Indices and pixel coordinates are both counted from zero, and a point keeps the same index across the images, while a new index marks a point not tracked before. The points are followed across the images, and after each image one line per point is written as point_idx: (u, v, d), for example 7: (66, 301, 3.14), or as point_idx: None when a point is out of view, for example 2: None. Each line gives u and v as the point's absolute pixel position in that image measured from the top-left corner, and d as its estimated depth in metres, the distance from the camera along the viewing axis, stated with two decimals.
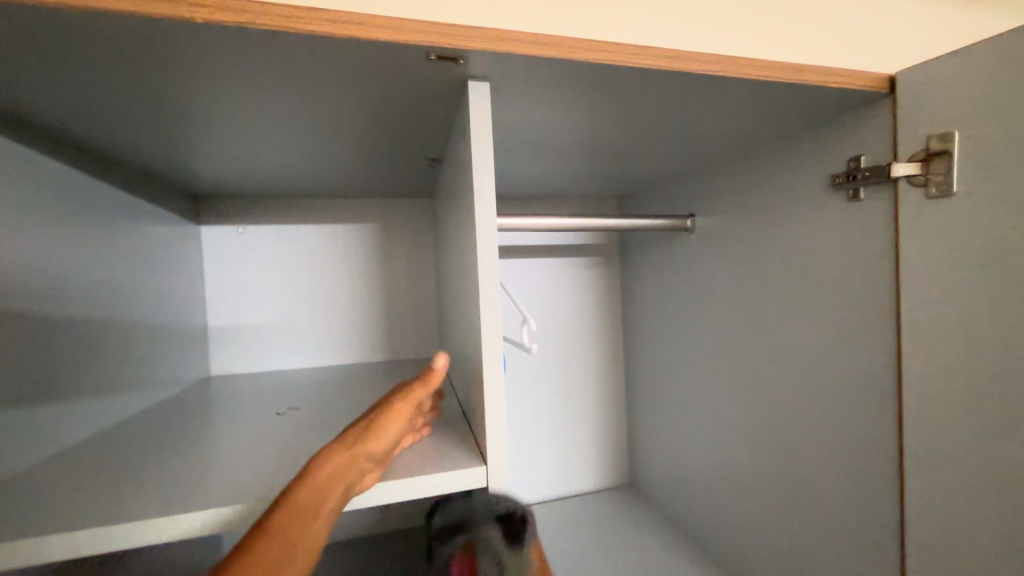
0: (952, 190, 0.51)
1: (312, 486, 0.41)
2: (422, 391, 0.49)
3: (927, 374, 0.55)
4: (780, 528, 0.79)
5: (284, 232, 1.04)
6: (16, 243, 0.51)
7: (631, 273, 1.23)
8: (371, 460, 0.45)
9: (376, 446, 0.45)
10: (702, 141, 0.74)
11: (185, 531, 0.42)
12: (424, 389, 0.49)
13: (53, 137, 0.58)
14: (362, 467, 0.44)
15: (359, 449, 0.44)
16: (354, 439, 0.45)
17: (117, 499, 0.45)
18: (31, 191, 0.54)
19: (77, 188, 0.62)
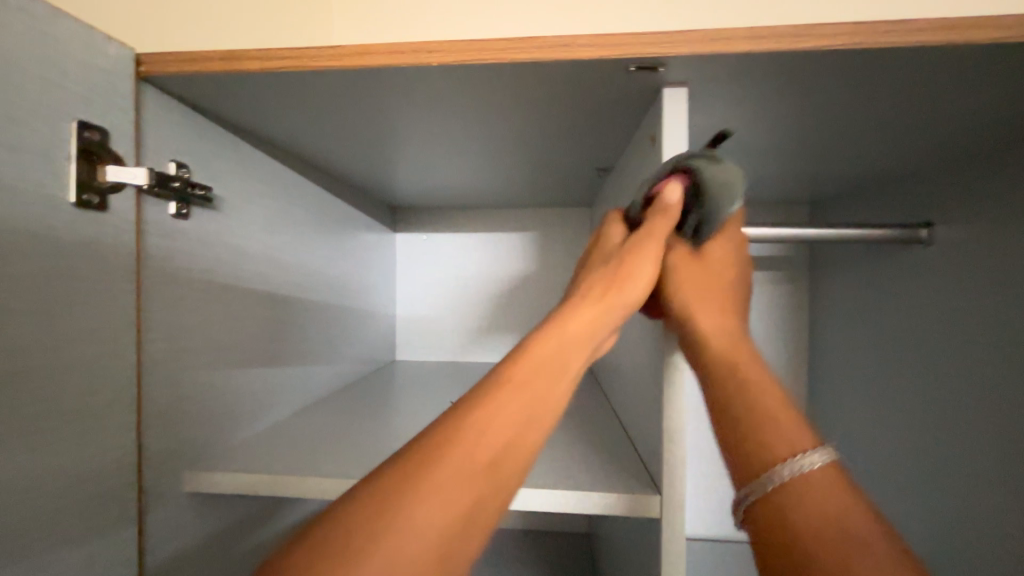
0: None
1: (532, 346, 0.39)
2: (661, 226, 0.43)
3: None
4: None
5: (457, 240, 1.17)
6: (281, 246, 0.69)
7: (823, 294, 1.03)
8: (602, 330, 0.41)
9: (587, 335, 0.40)
10: (958, 130, 0.57)
11: None
12: (665, 222, 0.43)
13: (314, 167, 0.76)
14: (583, 334, 0.40)
15: (585, 314, 0.41)
16: (582, 306, 0.42)
17: (342, 457, 0.56)
18: (292, 208, 0.72)
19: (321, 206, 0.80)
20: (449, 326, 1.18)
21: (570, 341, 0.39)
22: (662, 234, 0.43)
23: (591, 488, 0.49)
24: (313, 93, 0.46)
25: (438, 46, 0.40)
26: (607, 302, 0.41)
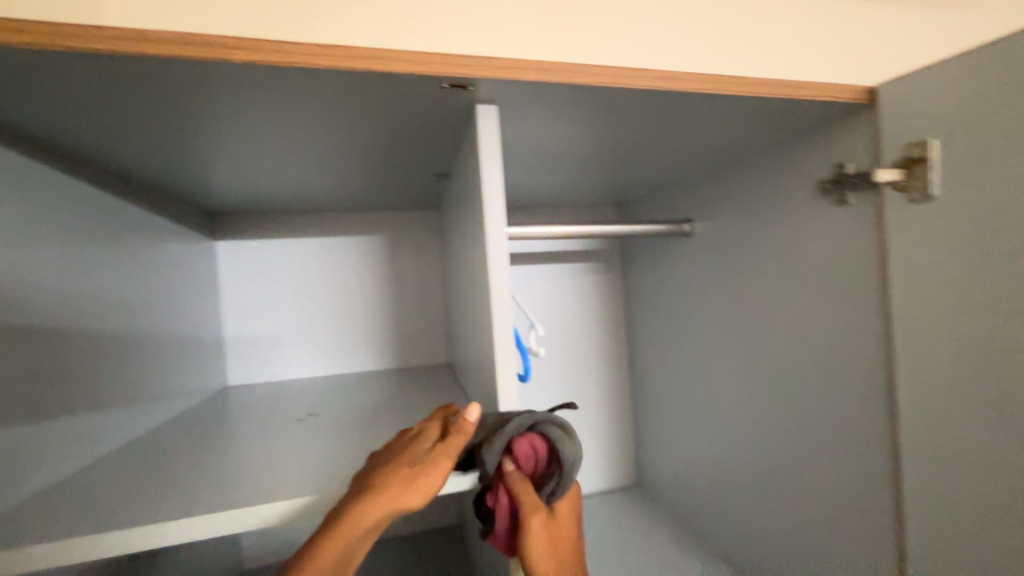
0: (933, 194, 0.54)
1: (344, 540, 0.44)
2: (460, 442, 0.49)
3: (915, 368, 0.58)
4: (784, 520, 0.81)
5: (296, 246, 1.08)
6: (47, 260, 0.56)
7: (632, 279, 1.26)
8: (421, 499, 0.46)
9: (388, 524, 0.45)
10: (696, 151, 0.78)
11: (227, 527, 0.46)
12: (461, 440, 0.49)
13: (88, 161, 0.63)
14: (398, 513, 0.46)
15: (400, 502, 0.45)
16: (396, 486, 0.46)
17: (159, 502, 0.49)
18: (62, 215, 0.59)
19: (106, 212, 0.67)
20: (295, 339, 1.08)
21: (383, 518, 0.45)
22: (462, 443, 0.49)
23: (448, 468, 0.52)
24: (75, 78, 0.39)
25: (239, 42, 0.38)
26: (417, 479, 0.46)
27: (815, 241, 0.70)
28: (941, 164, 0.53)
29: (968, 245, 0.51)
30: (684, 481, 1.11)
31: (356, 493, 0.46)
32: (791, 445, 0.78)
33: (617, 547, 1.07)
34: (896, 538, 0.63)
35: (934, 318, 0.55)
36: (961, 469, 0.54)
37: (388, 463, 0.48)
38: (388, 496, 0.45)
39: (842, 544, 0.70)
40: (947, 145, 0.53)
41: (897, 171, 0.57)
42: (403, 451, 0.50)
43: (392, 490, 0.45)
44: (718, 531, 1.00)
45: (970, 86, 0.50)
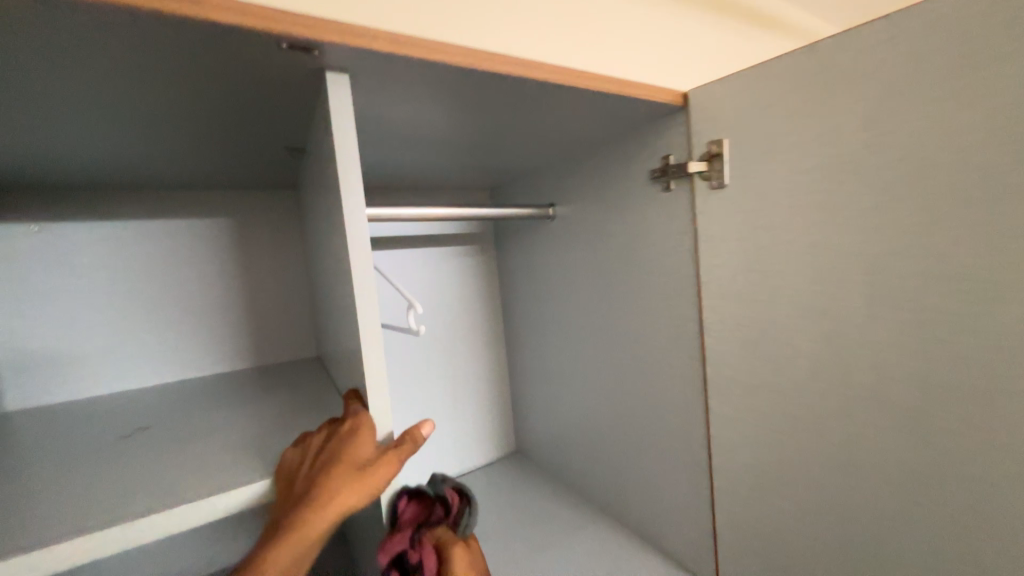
0: (725, 181, 0.68)
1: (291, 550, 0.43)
2: (411, 446, 0.50)
3: (718, 321, 0.74)
4: (634, 458, 0.96)
5: (103, 230, 0.87)
6: None
7: (505, 260, 1.32)
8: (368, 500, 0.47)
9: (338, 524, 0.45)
10: (553, 139, 0.84)
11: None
12: (412, 445, 0.51)
13: None
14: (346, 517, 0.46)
15: (353, 505, 0.45)
16: (348, 491, 0.45)
17: None
18: None
19: None
20: (110, 344, 0.88)
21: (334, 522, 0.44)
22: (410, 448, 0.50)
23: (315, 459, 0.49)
24: None
25: None
26: (370, 481, 0.46)
27: (649, 221, 0.82)
28: (730, 159, 0.67)
29: (747, 223, 0.66)
30: (557, 441, 1.23)
31: (306, 504, 0.43)
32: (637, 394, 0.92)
33: (502, 510, 1.14)
34: (708, 456, 0.80)
35: (729, 281, 0.71)
36: (748, 395, 0.71)
37: (335, 468, 0.46)
38: (337, 499, 0.44)
39: (674, 468, 0.87)
40: (734, 143, 0.67)
41: (702, 163, 0.70)
42: (344, 452, 0.47)
43: (343, 496, 0.45)
44: (586, 478, 1.14)
45: (746, 97, 0.65)
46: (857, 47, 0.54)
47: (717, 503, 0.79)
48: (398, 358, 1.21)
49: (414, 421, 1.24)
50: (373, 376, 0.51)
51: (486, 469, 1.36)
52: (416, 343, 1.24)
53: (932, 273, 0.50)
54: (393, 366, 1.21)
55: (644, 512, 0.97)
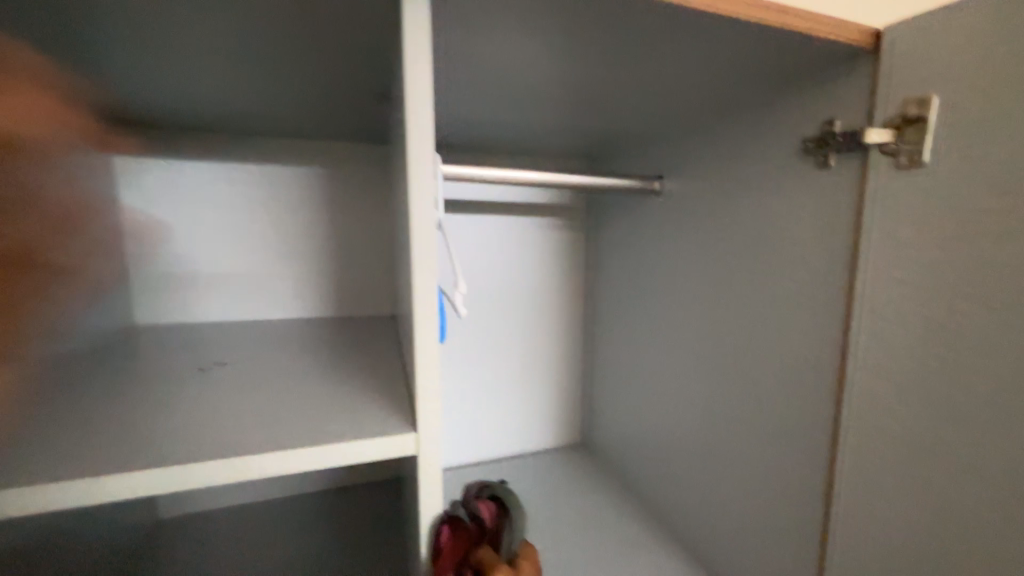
0: (922, 159, 0.48)
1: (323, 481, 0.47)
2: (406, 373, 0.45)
3: (872, 349, 0.55)
4: (720, 487, 0.82)
5: (219, 171, 0.93)
6: None
7: (597, 238, 1.20)
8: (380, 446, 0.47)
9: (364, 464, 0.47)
10: (675, 94, 0.69)
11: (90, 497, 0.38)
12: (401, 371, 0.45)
13: None
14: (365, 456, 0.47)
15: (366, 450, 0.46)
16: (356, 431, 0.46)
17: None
18: None
19: None
20: (221, 278, 0.96)
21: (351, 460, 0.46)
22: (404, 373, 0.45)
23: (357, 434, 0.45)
24: None
25: None
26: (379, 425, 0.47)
27: (788, 206, 0.64)
28: (939, 125, 0.47)
29: (952, 220, 0.46)
30: (629, 443, 1.12)
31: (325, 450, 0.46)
32: (735, 416, 0.77)
33: (558, 503, 1.07)
34: (823, 514, 0.63)
35: (901, 298, 0.52)
36: (903, 455, 0.52)
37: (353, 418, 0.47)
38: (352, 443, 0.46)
39: (771, 514, 0.71)
40: (950, 103, 0.46)
41: (888, 132, 0.50)
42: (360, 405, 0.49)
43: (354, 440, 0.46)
44: (656, 491, 1.02)
45: (988, 31, 0.43)
46: None
47: (824, 573, 0.63)
48: (472, 327, 1.18)
49: (480, 393, 1.21)
50: (423, 356, 0.44)
51: (549, 454, 1.30)
52: (491, 315, 1.19)
53: None
54: (466, 334, 1.18)
55: (721, 549, 0.83)
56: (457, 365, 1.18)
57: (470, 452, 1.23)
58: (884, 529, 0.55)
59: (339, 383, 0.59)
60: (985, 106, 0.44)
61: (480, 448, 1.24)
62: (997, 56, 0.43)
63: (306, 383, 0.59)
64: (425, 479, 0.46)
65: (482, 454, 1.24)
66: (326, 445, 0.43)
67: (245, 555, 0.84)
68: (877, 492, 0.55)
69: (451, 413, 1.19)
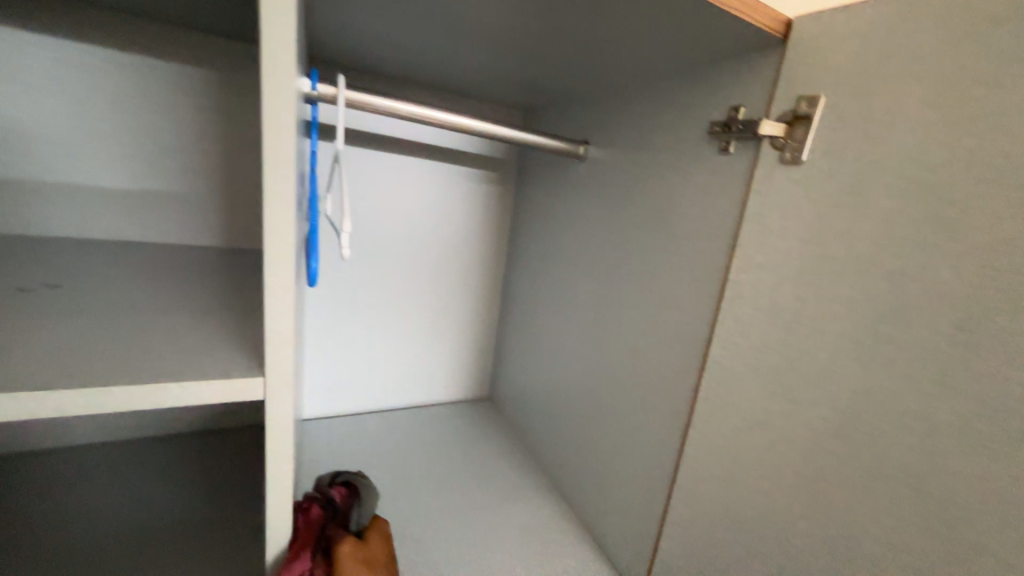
0: (801, 159, 0.51)
1: None
2: None
3: (733, 331, 0.60)
4: (597, 442, 0.89)
5: (59, 41, 0.71)
6: None
7: (522, 196, 1.18)
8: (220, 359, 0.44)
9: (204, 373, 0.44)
10: (602, 53, 0.66)
11: None
12: None
13: None
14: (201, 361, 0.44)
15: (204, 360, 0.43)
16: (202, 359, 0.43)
17: None
18: None
19: None
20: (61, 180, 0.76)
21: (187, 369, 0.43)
22: None
23: (198, 373, 0.40)
24: None
25: None
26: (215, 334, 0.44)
27: (689, 187, 0.66)
28: (819, 126, 0.49)
29: (812, 221, 0.50)
30: (527, 399, 1.17)
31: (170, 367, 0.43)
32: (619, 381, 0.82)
33: (453, 452, 1.11)
34: (672, 470, 0.70)
35: (763, 285, 0.56)
36: (740, 424, 0.59)
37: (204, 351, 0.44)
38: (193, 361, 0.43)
39: (633, 468, 0.78)
40: (830, 108, 0.48)
41: (779, 125, 0.52)
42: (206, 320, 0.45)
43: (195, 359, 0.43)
44: (545, 444, 1.09)
45: (876, 41, 0.45)
46: None
47: (664, 520, 0.72)
48: (377, 275, 1.13)
49: (387, 340, 1.20)
50: (273, 303, 0.40)
51: (453, 406, 1.33)
52: (399, 263, 1.15)
53: None
54: (374, 281, 1.14)
55: (592, 500, 0.91)
56: (360, 311, 1.14)
57: (372, 397, 1.24)
58: (715, 483, 0.63)
59: (196, 316, 0.53)
60: (856, 115, 0.46)
61: (375, 396, 1.24)
62: (878, 67, 0.45)
63: (159, 314, 0.52)
64: (272, 429, 0.43)
65: (376, 402, 1.24)
66: (158, 384, 0.38)
67: (110, 500, 0.72)
68: (716, 454, 0.63)
69: (352, 357, 1.18)
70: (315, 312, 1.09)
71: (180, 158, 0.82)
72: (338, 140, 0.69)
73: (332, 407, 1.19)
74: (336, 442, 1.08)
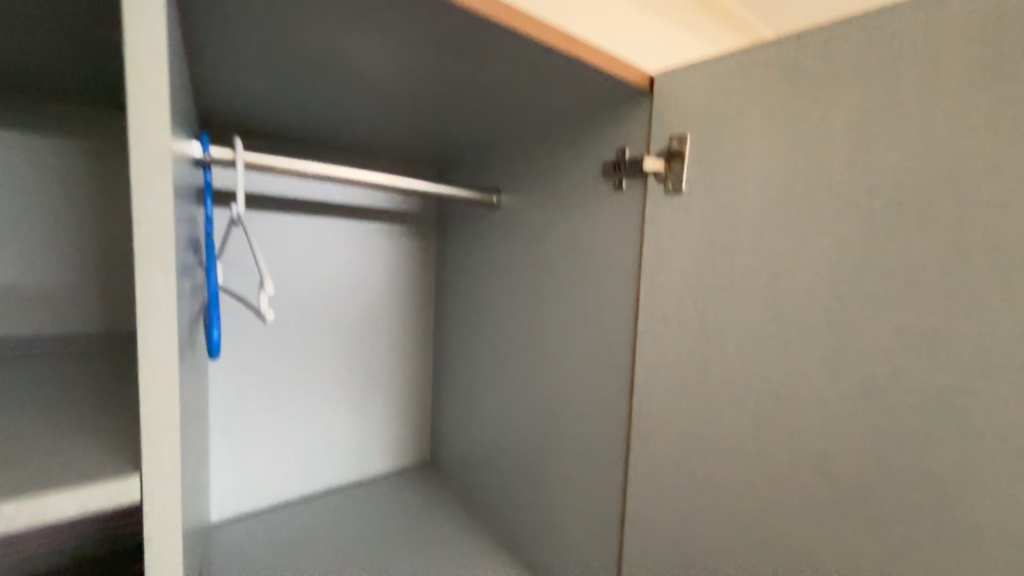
0: (681, 188, 0.58)
1: None
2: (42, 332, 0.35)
3: (652, 350, 0.63)
4: (544, 487, 0.86)
5: None
6: None
7: (443, 248, 1.19)
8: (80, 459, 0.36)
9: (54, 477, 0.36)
10: (500, 109, 0.72)
11: None
12: None
13: None
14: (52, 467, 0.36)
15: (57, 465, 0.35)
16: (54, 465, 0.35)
17: None
18: None
19: None
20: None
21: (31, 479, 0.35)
22: None
23: (48, 484, 0.33)
24: None
25: None
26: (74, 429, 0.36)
27: (593, 222, 0.71)
28: (690, 160, 0.57)
29: (699, 240, 0.57)
30: (469, 456, 1.11)
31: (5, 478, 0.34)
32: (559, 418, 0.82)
33: (393, 532, 1.00)
34: (620, 501, 0.69)
35: (669, 303, 0.61)
36: (673, 440, 0.61)
37: (62, 455, 0.36)
38: (43, 468, 0.35)
39: (582, 508, 0.76)
40: (695, 144, 0.56)
41: (659, 162, 0.59)
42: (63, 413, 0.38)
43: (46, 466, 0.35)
44: (493, 502, 1.02)
45: (719, 90, 0.54)
46: (851, 37, 0.44)
47: (621, 559, 0.69)
48: (292, 344, 1.05)
49: (309, 415, 1.10)
50: (150, 382, 0.34)
51: (390, 479, 1.22)
52: (317, 329, 1.08)
53: (905, 327, 0.41)
54: (289, 351, 1.05)
55: (547, 555, 0.86)
56: (273, 387, 1.03)
57: (296, 485, 1.10)
58: (660, 506, 0.63)
59: (52, 413, 0.44)
60: (717, 149, 0.54)
61: (297, 482, 1.10)
62: (725, 109, 0.53)
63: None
64: (151, 538, 0.35)
65: (298, 489, 1.10)
66: None
67: None
68: (656, 474, 0.63)
69: (268, 441, 1.04)
70: (219, 394, 0.96)
71: (40, 235, 0.72)
72: (237, 202, 0.65)
73: (244, 505, 1.03)
74: (250, 548, 0.92)
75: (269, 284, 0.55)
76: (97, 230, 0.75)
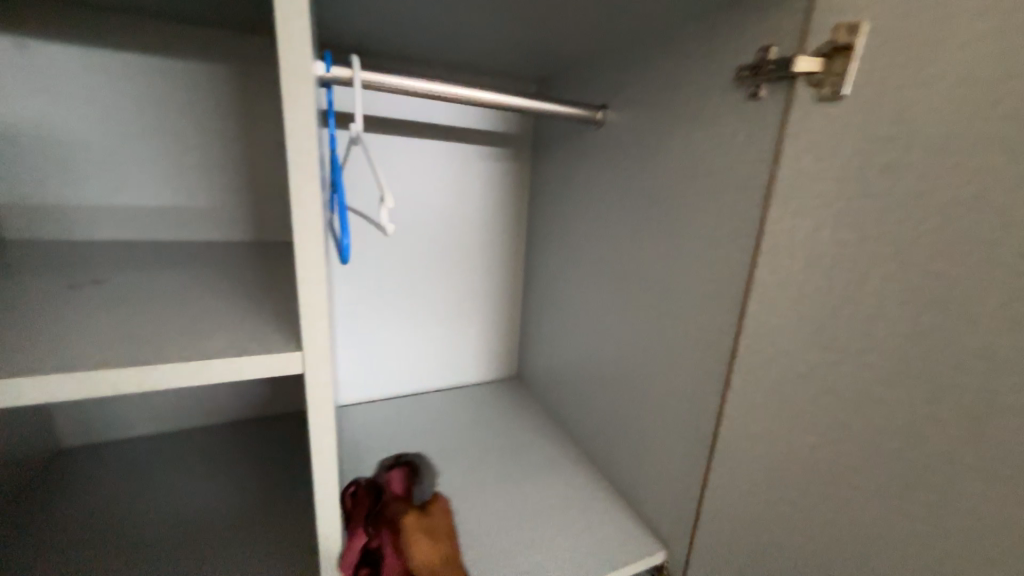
0: (841, 93, 0.48)
1: None
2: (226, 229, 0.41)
3: (771, 285, 0.57)
4: (629, 409, 0.88)
5: (87, 52, 0.73)
6: None
7: (540, 170, 1.16)
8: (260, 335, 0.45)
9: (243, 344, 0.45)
10: (617, 8, 0.64)
11: None
12: None
13: None
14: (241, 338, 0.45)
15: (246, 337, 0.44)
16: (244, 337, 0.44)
17: None
18: None
19: None
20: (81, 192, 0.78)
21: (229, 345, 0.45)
22: None
23: (238, 351, 0.41)
24: None
25: None
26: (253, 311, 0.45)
27: (716, 139, 0.63)
28: (860, 56, 0.46)
29: (856, 158, 0.47)
30: (556, 374, 1.18)
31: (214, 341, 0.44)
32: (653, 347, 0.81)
33: (485, 431, 1.13)
34: (711, 432, 0.69)
35: (801, 234, 0.53)
36: (782, 380, 0.57)
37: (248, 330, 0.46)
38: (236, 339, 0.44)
39: (668, 434, 0.78)
40: (873, 34, 0.45)
41: (815, 61, 0.49)
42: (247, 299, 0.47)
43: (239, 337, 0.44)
44: (576, 417, 1.09)
45: None
46: None
47: (705, 484, 0.71)
48: (399, 261, 1.15)
49: (415, 325, 1.22)
50: (304, 277, 0.40)
51: (482, 387, 1.35)
52: (420, 248, 1.16)
53: None
54: (397, 267, 1.15)
55: (627, 469, 0.91)
56: (385, 298, 1.16)
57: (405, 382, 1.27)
58: (756, 442, 0.62)
59: (235, 300, 0.55)
60: (904, 39, 0.43)
61: (405, 381, 1.26)
62: None
63: (202, 301, 0.54)
64: (313, 400, 0.44)
65: (406, 387, 1.27)
66: (201, 360, 0.40)
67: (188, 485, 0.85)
68: (757, 412, 0.61)
69: (382, 343, 1.20)
70: (343, 300, 1.11)
71: (206, 156, 0.85)
72: (356, 121, 0.69)
73: (366, 394, 1.22)
74: (371, 428, 1.11)
75: (389, 200, 0.59)
76: (245, 152, 0.86)
